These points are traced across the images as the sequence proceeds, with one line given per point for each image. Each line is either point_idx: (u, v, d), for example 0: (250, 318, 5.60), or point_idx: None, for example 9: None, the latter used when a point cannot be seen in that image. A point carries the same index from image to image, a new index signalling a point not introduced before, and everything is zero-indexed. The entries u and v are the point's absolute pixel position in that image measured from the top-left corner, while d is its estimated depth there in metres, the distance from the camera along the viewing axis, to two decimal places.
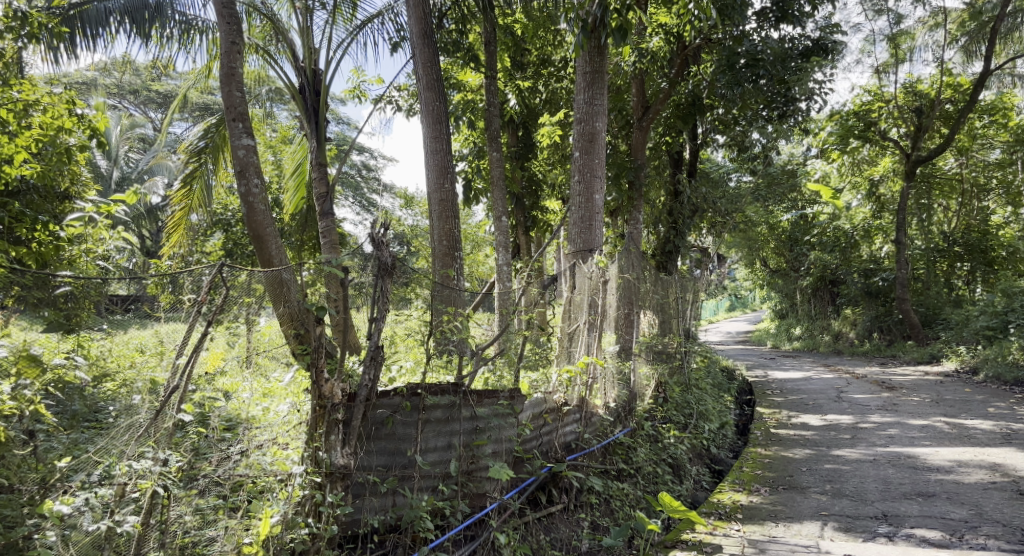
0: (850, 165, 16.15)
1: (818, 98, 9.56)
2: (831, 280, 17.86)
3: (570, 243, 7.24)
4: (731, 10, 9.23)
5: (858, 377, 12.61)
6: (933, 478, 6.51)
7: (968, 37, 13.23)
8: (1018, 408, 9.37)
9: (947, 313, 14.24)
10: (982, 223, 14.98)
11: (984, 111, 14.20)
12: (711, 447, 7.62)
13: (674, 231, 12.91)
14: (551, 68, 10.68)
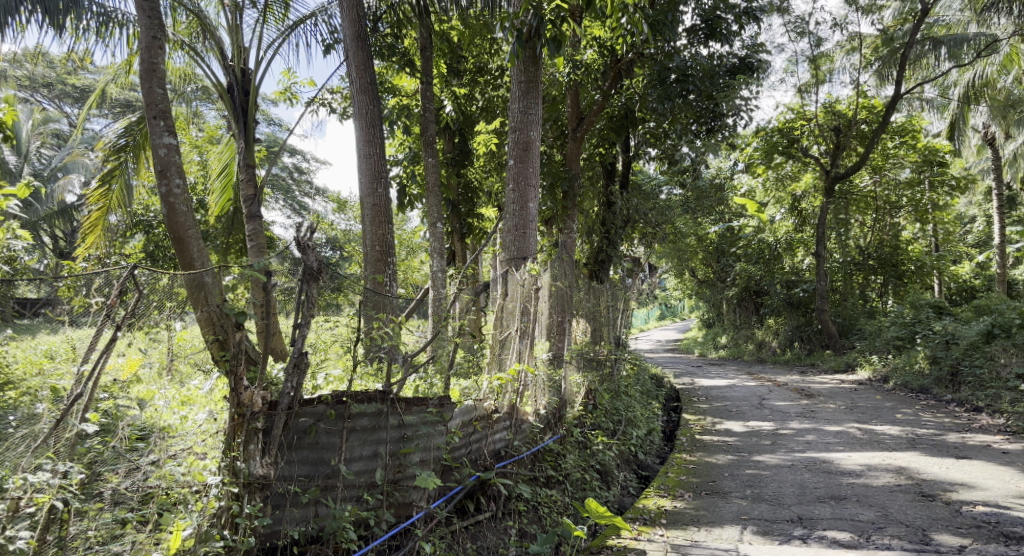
0: (773, 181, 16.36)
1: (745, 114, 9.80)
2: (756, 290, 18.43)
3: (504, 250, 7.25)
4: (662, 25, 9.47)
5: (779, 385, 13.04)
6: (845, 481, 6.77)
7: (880, 62, 13.85)
8: (924, 414, 9.85)
9: (862, 324, 14.81)
10: (893, 239, 15.74)
11: (895, 132, 14.86)
12: (639, 453, 7.75)
13: (606, 240, 13.19)
14: (488, 76, 10.66)
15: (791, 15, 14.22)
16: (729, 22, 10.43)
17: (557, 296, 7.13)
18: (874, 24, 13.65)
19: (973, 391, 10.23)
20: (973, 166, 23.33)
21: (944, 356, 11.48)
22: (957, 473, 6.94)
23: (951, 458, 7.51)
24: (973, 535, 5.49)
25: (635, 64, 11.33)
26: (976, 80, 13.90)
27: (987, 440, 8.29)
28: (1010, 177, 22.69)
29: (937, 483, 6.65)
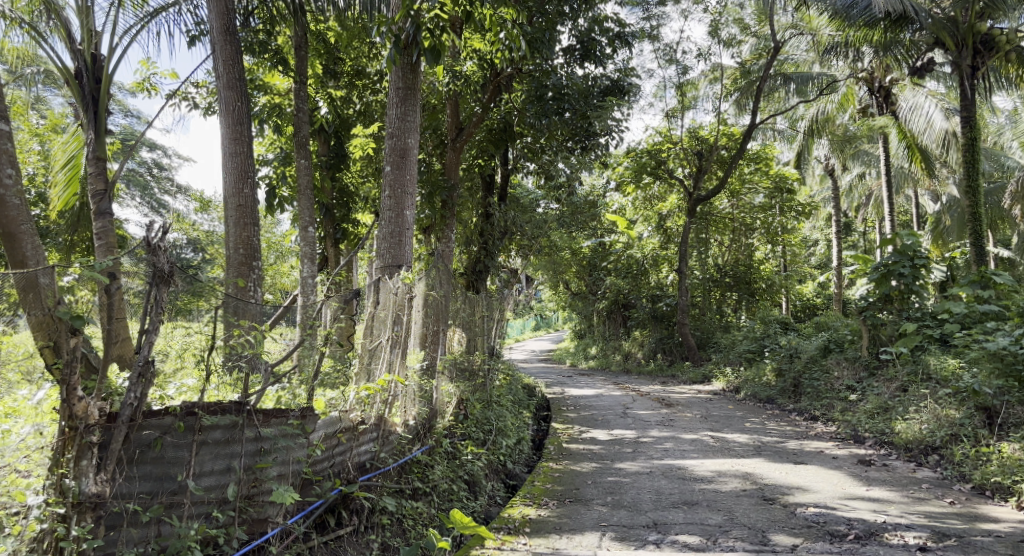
0: (643, 201, 17.18)
1: (616, 135, 10.25)
2: (623, 304, 19.01)
3: (378, 258, 7.13)
4: (539, 43, 9.68)
5: (642, 395, 13.53)
6: (697, 487, 7.08)
7: (739, 92, 14.74)
8: (770, 423, 10.49)
9: (718, 338, 15.59)
10: (748, 259, 16.78)
11: (751, 159, 15.80)
12: (507, 462, 7.80)
13: (484, 251, 13.19)
14: (365, 80, 10.55)
15: (661, 42, 14.88)
16: (603, 45, 10.78)
17: (428, 306, 7.20)
18: (734, 57, 14.49)
19: (812, 401, 11.03)
20: (816, 195, 25.28)
21: (787, 368, 12.30)
22: (794, 478, 7.43)
23: (790, 463, 8.02)
24: (805, 534, 5.87)
25: (514, 78, 11.55)
26: (818, 115, 14.87)
27: (821, 446, 8.93)
28: (848, 207, 24.69)
29: (777, 487, 7.08)
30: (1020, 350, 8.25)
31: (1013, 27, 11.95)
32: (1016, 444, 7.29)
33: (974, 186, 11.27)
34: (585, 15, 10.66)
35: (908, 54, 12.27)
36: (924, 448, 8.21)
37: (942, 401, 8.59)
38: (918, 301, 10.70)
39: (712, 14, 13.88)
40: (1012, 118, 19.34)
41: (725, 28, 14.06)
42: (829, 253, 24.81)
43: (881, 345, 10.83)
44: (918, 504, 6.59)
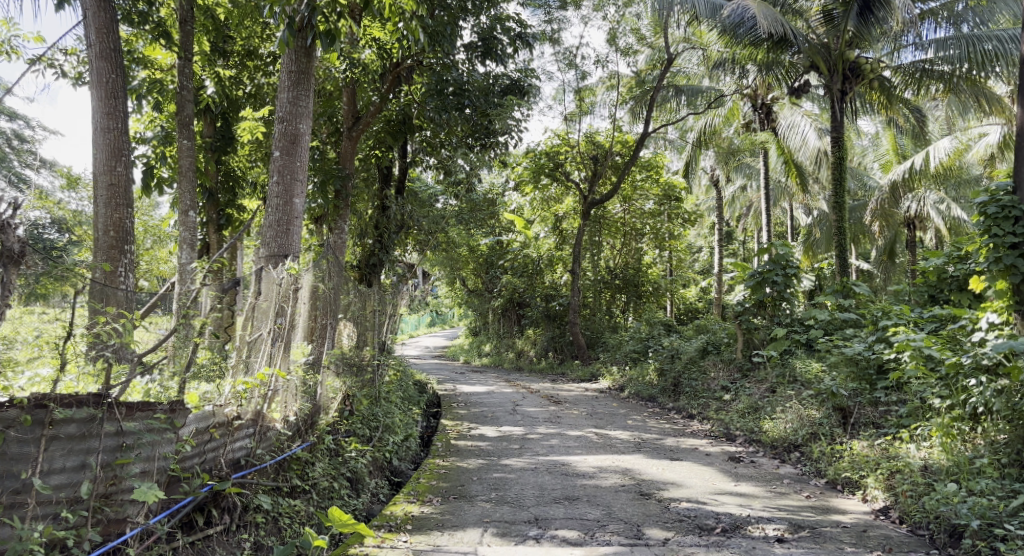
0: (540, 202, 17.15)
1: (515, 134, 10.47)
2: (518, 302, 19.04)
3: (264, 246, 6.87)
4: (441, 37, 9.64)
5: (532, 392, 13.69)
6: (579, 483, 7.18)
7: (633, 101, 15.02)
8: (650, 421, 10.85)
9: (606, 338, 15.96)
10: (637, 263, 17.11)
11: (643, 166, 16.20)
12: (392, 459, 7.69)
13: (379, 244, 13.15)
14: (257, 62, 10.22)
15: (560, 46, 15.07)
16: (504, 43, 10.83)
17: (314, 298, 6.99)
18: (630, 66, 14.81)
19: (690, 401, 11.53)
20: (701, 203, 26.33)
21: (670, 368, 12.78)
22: (669, 473, 7.66)
23: (667, 460, 8.28)
24: (676, 528, 6.05)
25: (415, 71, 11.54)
26: (707, 127, 15.45)
27: (697, 444, 9.30)
28: (729, 216, 25.85)
29: (653, 482, 7.28)
30: (873, 356, 8.79)
31: (876, 57, 12.87)
32: (865, 441, 7.80)
33: (840, 203, 12.02)
34: (487, 13, 10.68)
35: (788, 75, 13.04)
36: (788, 446, 8.70)
37: (805, 402, 9.14)
38: (788, 307, 11.32)
39: (610, 22, 14.22)
40: (876, 141, 20.74)
41: (622, 37, 14.38)
42: (711, 260, 25.95)
43: (754, 348, 11.41)
44: (780, 499, 6.92)
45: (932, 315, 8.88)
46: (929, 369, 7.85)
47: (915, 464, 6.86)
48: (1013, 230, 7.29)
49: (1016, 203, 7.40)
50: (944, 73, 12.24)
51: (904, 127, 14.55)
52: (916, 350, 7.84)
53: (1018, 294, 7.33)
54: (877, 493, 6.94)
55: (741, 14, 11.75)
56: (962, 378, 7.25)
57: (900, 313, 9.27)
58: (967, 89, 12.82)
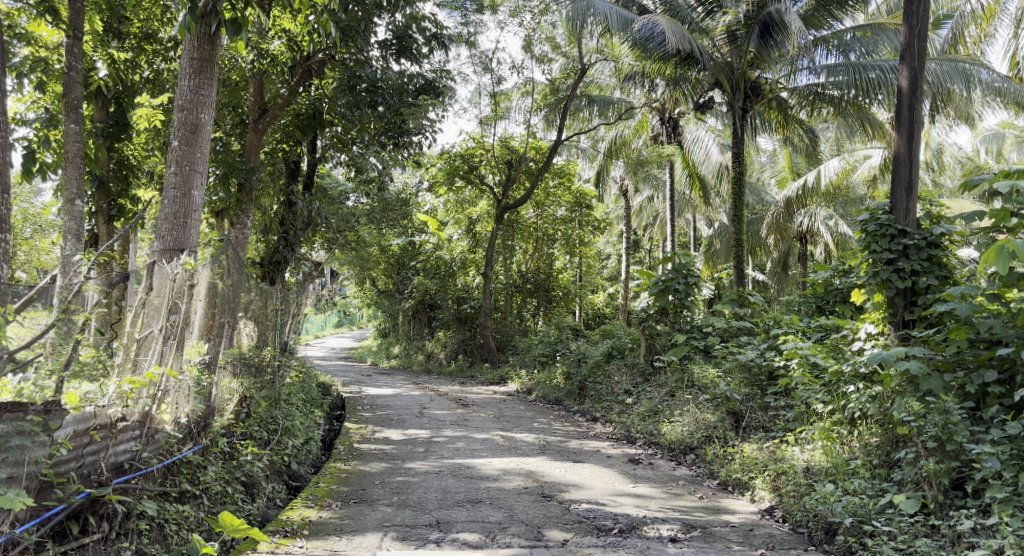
0: (454, 203, 16.94)
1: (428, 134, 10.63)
2: (429, 304, 18.85)
3: (158, 240, 6.59)
4: (354, 33, 9.55)
5: (440, 395, 13.75)
6: (482, 485, 7.19)
7: (547, 109, 15.20)
8: (555, 424, 11.27)
9: (516, 341, 16.07)
10: (549, 268, 17.27)
11: (557, 173, 16.35)
12: (292, 463, 7.53)
13: (284, 241, 12.83)
14: (155, 45, 9.97)
15: (477, 49, 15.09)
16: (419, 44, 10.86)
17: (212, 295, 6.77)
18: (545, 73, 14.92)
19: (594, 404, 12.02)
20: (611, 212, 26.89)
21: (575, 372, 13.17)
22: (571, 475, 7.76)
23: (569, 461, 8.40)
24: (575, 529, 6.12)
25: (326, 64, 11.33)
26: (617, 138, 15.75)
27: (598, 446, 9.57)
28: (636, 226, 26.49)
29: (555, 484, 7.36)
30: (765, 364, 9.32)
31: (774, 78, 13.40)
32: (755, 444, 8.13)
33: (739, 216, 12.45)
34: (403, 11, 10.63)
35: (694, 91, 13.48)
36: (684, 448, 9.01)
37: (701, 406, 9.49)
38: (689, 314, 11.82)
39: (525, 29, 14.33)
40: (775, 158, 21.70)
41: (538, 44, 14.49)
42: (619, 268, 26.54)
43: (655, 353, 11.84)
44: (673, 500, 7.10)
45: (818, 326, 9.45)
46: (814, 376, 8.30)
47: (798, 466, 7.20)
48: (889, 247, 7.84)
49: (893, 222, 7.92)
50: (834, 98, 13.00)
51: (799, 146, 15.16)
52: (803, 358, 8.28)
53: (892, 307, 7.83)
54: (764, 494, 7.25)
55: (651, 29, 11.98)
56: (842, 385, 7.71)
57: (789, 321, 9.89)
58: (854, 113, 13.52)
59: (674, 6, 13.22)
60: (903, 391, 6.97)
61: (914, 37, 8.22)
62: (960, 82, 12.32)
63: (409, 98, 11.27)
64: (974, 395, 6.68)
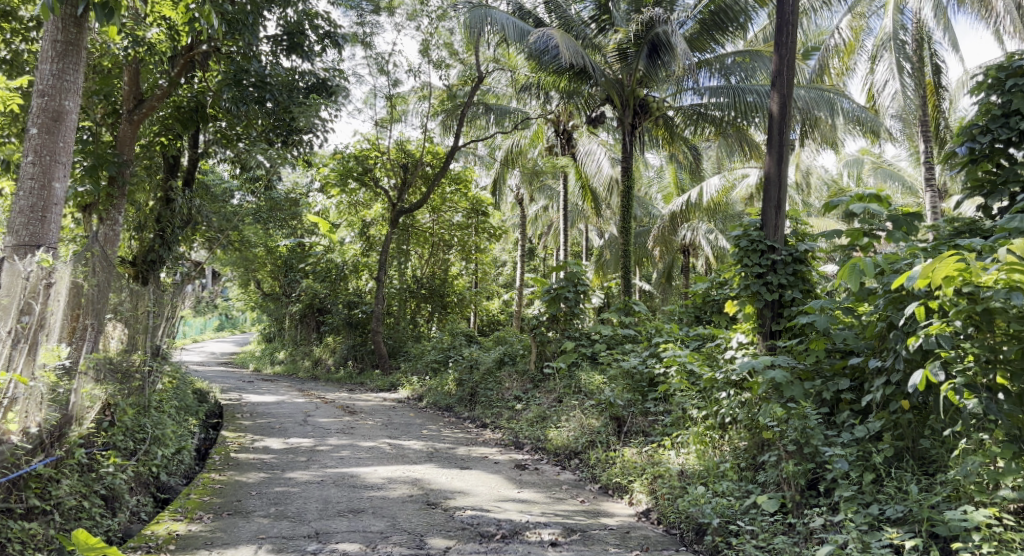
0: (347, 205, 16.55)
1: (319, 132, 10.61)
2: (318, 308, 18.26)
3: (12, 234, 6.18)
4: (241, 26, 9.43)
5: (326, 402, 13.51)
6: (365, 494, 7.61)
7: (444, 114, 15.12)
8: (444, 430, 11.44)
9: (409, 346, 15.95)
10: (444, 274, 17.26)
11: (453, 179, 16.31)
12: (161, 474, 7.43)
13: (159, 240, 12.34)
14: (13, 23, 9.23)
15: (372, 50, 14.91)
16: (311, 41, 10.82)
17: (75, 294, 6.51)
18: (443, 78, 14.90)
19: (484, 410, 12.12)
20: (506, 220, 27.30)
21: (467, 379, 13.25)
22: (457, 482, 8.29)
23: (456, 468, 8.96)
24: (458, 536, 6.53)
25: (211, 57, 11.15)
26: (513, 147, 16.08)
27: (486, 452, 9.97)
28: (531, 234, 26.89)
29: (441, 491, 7.86)
30: (645, 370, 9.82)
31: (660, 96, 13.86)
32: (635, 449, 8.66)
33: (627, 227, 12.81)
34: (295, 8, 10.45)
35: (586, 105, 13.88)
36: (569, 453, 9.42)
37: (587, 411, 9.94)
38: (579, 322, 12.13)
39: (423, 34, 14.34)
40: (661, 174, 22.76)
41: (435, 49, 14.53)
42: (513, 276, 27.00)
43: (545, 360, 12.12)
44: (556, 503, 7.67)
45: (695, 335, 9.97)
46: (691, 383, 8.81)
47: (673, 469, 7.74)
48: (759, 262, 8.47)
49: (763, 238, 8.63)
50: (715, 118, 13.68)
51: (684, 162, 15.70)
52: (681, 365, 8.72)
53: (761, 318, 8.51)
54: (641, 497, 7.76)
55: (545, 42, 12.41)
56: (715, 391, 8.10)
57: (670, 330, 10.41)
58: (734, 134, 14.23)
59: (569, 21, 13.66)
60: (769, 398, 7.47)
61: (784, 71, 9.15)
62: (826, 110, 13.20)
63: (300, 96, 11.37)
64: (829, 401, 7.25)
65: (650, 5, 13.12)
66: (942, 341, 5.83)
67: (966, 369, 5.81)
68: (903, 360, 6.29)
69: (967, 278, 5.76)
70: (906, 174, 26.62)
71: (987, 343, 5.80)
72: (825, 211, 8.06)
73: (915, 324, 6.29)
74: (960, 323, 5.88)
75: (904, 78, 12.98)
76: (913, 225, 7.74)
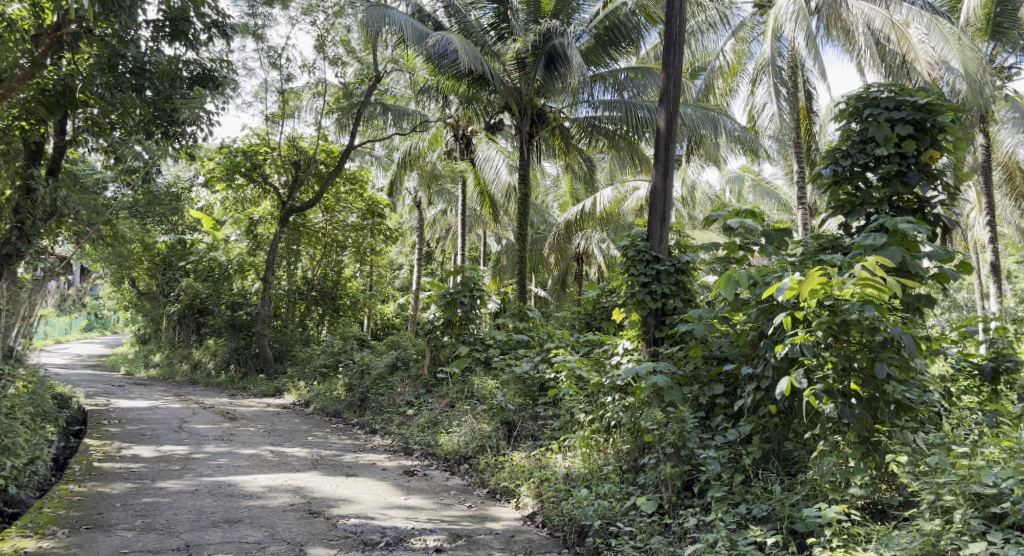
0: (233, 201, 15.94)
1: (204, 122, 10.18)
2: (199, 309, 17.38)
3: None
4: (118, 9, 9.00)
5: (204, 407, 12.87)
6: (243, 504, 7.59)
7: (339, 112, 14.83)
8: (331, 437, 11.18)
9: (296, 351, 15.48)
10: (337, 275, 16.89)
11: (348, 179, 15.97)
12: (11, 487, 7.21)
13: (19, 233, 11.11)
14: None
15: (264, 43, 14.43)
16: (197, 29, 10.35)
17: None
18: (337, 76, 14.59)
19: (374, 416, 11.91)
20: (404, 223, 27.19)
21: (357, 384, 12.99)
22: (342, 490, 8.31)
23: (342, 476, 8.87)
24: (340, 545, 6.75)
25: (80, 39, 10.30)
26: (412, 149, 15.97)
27: (374, 459, 9.88)
28: (428, 237, 26.86)
29: (324, 500, 7.90)
30: (537, 375, 10.03)
31: (557, 107, 14.27)
32: (523, 453, 8.85)
33: (524, 233, 13.00)
34: None
35: (485, 111, 14.01)
36: (459, 458, 9.49)
37: (478, 416, 10.03)
38: (474, 327, 12.18)
39: (318, 29, 14.07)
40: (556, 183, 23.35)
41: (331, 46, 14.24)
42: (410, 279, 26.92)
43: (439, 364, 12.09)
44: (442, 510, 7.84)
45: (585, 341, 10.18)
46: (579, 387, 9.02)
47: (559, 473, 7.99)
48: (644, 271, 8.80)
49: (648, 249, 8.99)
50: (609, 131, 14.10)
51: (579, 173, 16.23)
52: (570, 370, 8.92)
53: (645, 325, 8.82)
54: (527, 501, 7.98)
55: (444, 46, 12.21)
56: (601, 396, 8.29)
57: (560, 336, 10.58)
58: (626, 147, 14.69)
59: (468, 27, 13.63)
60: (650, 402, 7.74)
61: (670, 90, 9.61)
62: (710, 128, 13.92)
63: (182, 86, 10.99)
64: (704, 405, 7.65)
65: (548, 18, 13.39)
66: (805, 349, 6.22)
67: (825, 376, 6.23)
68: (772, 367, 6.70)
69: (828, 292, 6.25)
70: (781, 193, 28.40)
71: (844, 352, 6.26)
72: (705, 225, 8.42)
73: (782, 333, 6.71)
74: (821, 333, 6.28)
75: (781, 101, 13.80)
76: (783, 240, 8.19)
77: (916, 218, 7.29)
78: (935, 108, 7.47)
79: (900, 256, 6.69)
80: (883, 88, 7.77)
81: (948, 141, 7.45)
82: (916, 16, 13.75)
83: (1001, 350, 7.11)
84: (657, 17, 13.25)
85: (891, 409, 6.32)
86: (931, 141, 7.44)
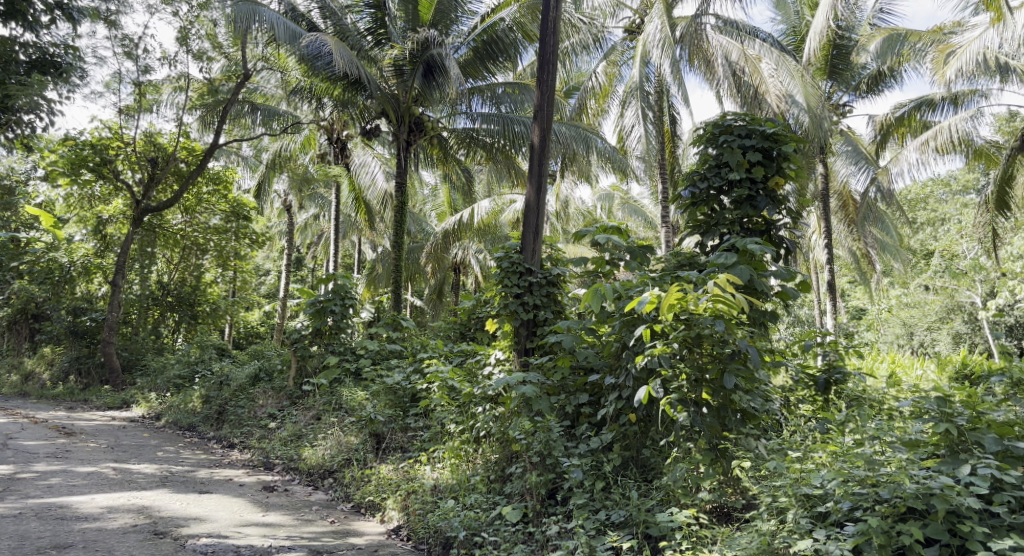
0: (78, 200, 14.76)
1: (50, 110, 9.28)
2: (33, 314, 15.96)
3: None
4: None
5: (36, 422, 11.74)
6: (76, 527, 6.97)
7: (203, 109, 14.11)
8: (183, 452, 10.50)
9: (147, 361, 14.46)
10: (196, 281, 15.95)
11: (211, 179, 15.08)
12: None
13: None
14: None
15: (118, 30, 13.45)
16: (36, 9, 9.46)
17: None
18: (202, 71, 13.89)
19: (232, 429, 11.30)
20: (272, 227, 26.27)
21: (215, 396, 12.30)
22: (193, 508, 7.80)
23: (194, 493, 8.34)
24: None
25: None
26: (283, 151, 15.57)
27: (231, 474, 9.38)
28: (298, 242, 26.08)
29: (171, 519, 7.38)
30: (409, 386, 9.77)
31: (435, 117, 14.18)
32: (390, 465, 8.64)
33: (400, 242, 12.87)
34: None
35: (360, 116, 13.79)
36: (323, 472, 9.19)
37: (345, 428, 9.74)
38: (345, 337, 11.80)
39: (181, 20, 13.30)
40: (434, 193, 23.23)
41: (195, 39, 13.51)
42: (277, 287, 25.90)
43: (305, 376, 11.65)
44: (303, 526, 7.56)
45: (458, 351, 10.16)
46: (451, 398, 8.95)
47: (427, 484, 7.90)
48: (517, 283, 8.87)
49: (522, 261, 9.11)
50: (487, 144, 14.22)
51: (456, 183, 16.34)
52: (442, 381, 8.84)
53: (517, 336, 8.89)
54: (393, 514, 7.84)
55: (318, 47, 11.95)
56: (472, 406, 8.37)
57: (433, 346, 10.50)
58: (504, 161, 14.92)
59: (344, 30, 13.19)
60: (519, 412, 7.79)
61: (544, 106, 9.81)
62: (582, 146, 14.35)
63: (18, 70, 10.04)
64: (570, 414, 7.77)
65: (425, 27, 13.33)
66: (662, 360, 6.53)
67: (680, 386, 6.57)
68: (632, 377, 6.94)
69: (683, 305, 6.56)
70: (646, 212, 29.81)
71: (696, 363, 6.61)
72: (575, 240, 8.56)
73: (642, 344, 6.95)
74: (677, 344, 6.60)
75: (647, 124, 14.40)
76: (646, 256, 8.41)
77: (763, 239, 7.79)
78: (780, 137, 8.03)
79: (748, 274, 7.16)
80: (738, 117, 8.26)
81: (792, 169, 7.99)
82: (766, 52, 14.73)
83: (832, 363, 7.69)
84: (533, 35, 13.42)
85: (737, 417, 6.67)
86: (776, 168, 7.98)
